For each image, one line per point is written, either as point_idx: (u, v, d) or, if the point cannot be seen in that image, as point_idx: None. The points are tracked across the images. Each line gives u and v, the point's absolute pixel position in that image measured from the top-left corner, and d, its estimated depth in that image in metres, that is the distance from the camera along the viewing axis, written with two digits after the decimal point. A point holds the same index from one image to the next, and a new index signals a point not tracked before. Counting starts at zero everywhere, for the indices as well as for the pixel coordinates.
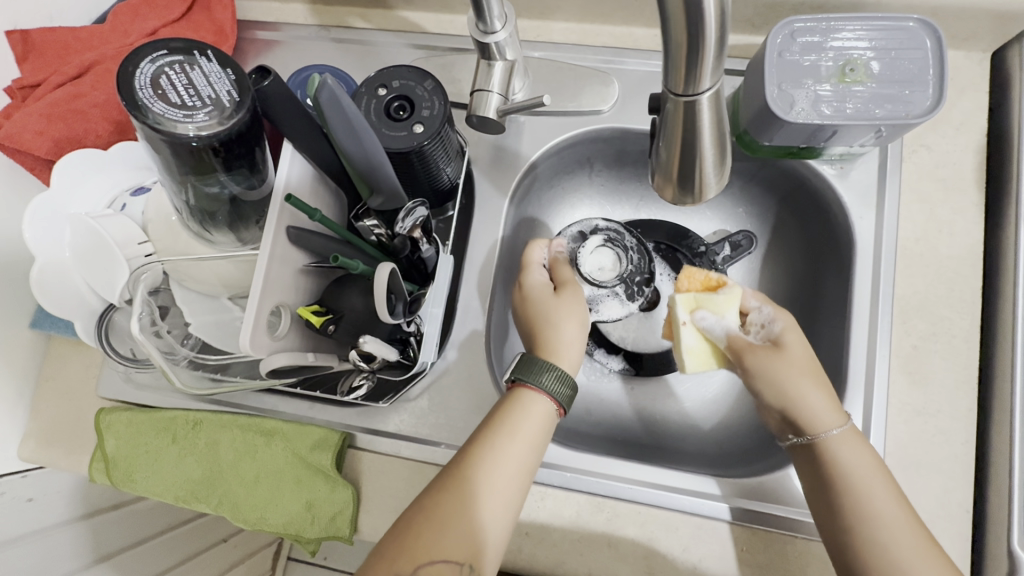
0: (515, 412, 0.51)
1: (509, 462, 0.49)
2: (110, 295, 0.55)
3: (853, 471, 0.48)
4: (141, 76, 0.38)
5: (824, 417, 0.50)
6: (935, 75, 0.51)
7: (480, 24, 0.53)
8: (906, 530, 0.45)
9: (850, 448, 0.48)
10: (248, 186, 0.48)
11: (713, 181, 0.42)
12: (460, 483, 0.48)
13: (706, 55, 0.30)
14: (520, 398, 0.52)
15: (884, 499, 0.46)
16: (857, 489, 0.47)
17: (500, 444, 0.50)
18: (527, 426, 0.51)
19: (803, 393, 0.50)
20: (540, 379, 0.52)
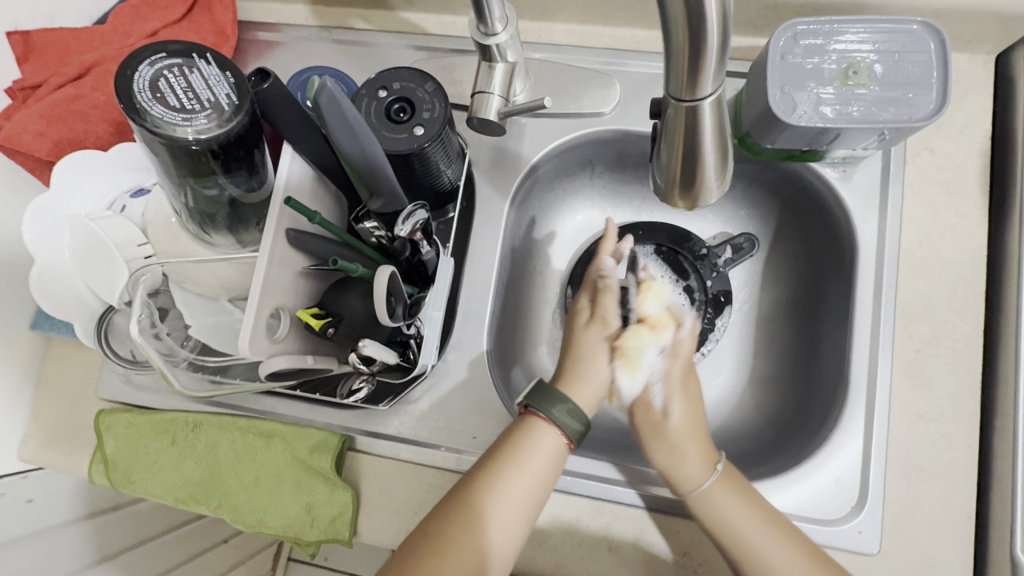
0: (523, 444, 0.52)
1: (514, 496, 0.51)
2: (109, 295, 0.55)
3: (726, 522, 0.52)
4: (140, 78, 0.38)
5: (693, 470, 0.54)
6: (939, 77, 0.51)
7: (480, 25, 0.53)
8: (792, 563, 0.50)
9: (719, 501, 0.52)
10: (248, 188, 0.48)
11: (714, 186, 0.42)
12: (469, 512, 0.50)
13: (708, 59, 0.30)
14: (537, 434, 0.53)
15: (779, 558, 0.50)
16: (749, 549, 0.51)
17: (502, 477, 0.51)
18: (534, 458, 0.52)
19: (677, 450, 0.56)
20: (552, 413, 0.53)
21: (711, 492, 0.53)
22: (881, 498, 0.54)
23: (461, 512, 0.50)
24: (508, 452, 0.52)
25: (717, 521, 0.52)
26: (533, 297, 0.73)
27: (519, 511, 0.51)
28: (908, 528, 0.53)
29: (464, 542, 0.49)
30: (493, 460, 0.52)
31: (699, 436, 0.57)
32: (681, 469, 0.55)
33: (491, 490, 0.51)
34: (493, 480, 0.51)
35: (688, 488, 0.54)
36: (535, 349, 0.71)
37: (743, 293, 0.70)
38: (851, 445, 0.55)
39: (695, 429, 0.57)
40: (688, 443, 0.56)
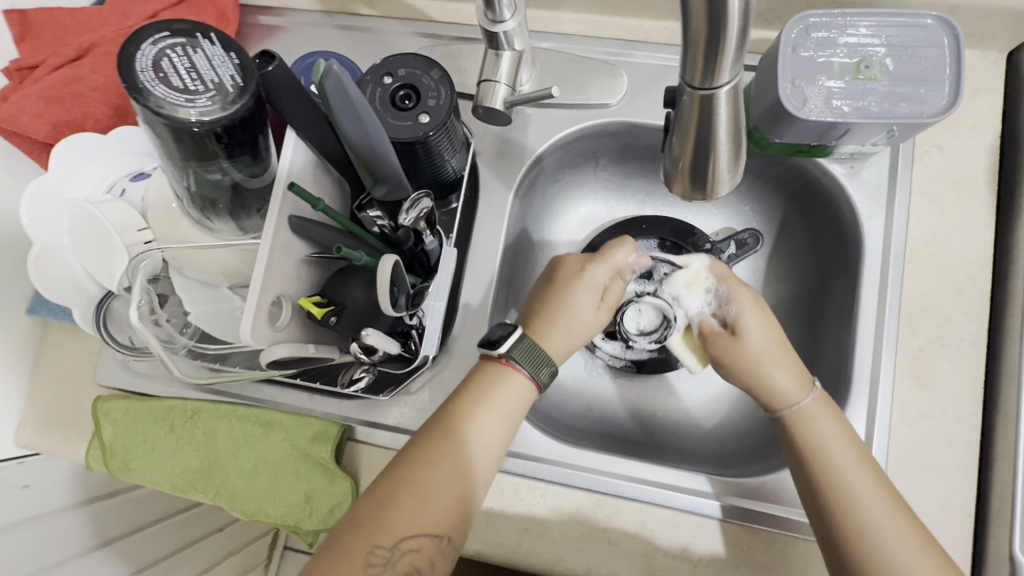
0: (488, 385, 0.52)
1: (481, 437, 0.50)
2: (108, 281, 0.54)
3: (820, 443, 0.50)
4: (142, 57, 0.37)
5: (791, 392, 0.52)
6: (952, 73, 0.50)
7: (488, 12, 0.52)
8: (876, 502, 0.47)
9: (819, 423, 0.51)
10: (250, 173, 0.47)
11: (727, 179, 0.41)
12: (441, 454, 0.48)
13: (727, 48, 0.29)
14: (502, 377, 0.52)
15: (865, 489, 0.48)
16: (836, 464, 0.49)
17: (473, 418, 0.50)
18: (503, 401, 0.51)
19: (767, 366, 0.53)
20: (537, 371, 0.53)
21: (805, 411, 0.52)
22: None
23: (431, 450, 0.49)
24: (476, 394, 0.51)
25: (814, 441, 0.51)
26: None
27: (483, 453, 0.50)
28: None
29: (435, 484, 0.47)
30: (460, 399, 0.51)
31: (790, 355, 0.54)
32: (774, 387, 0.53)
33: (461, 433, 0.50)
34: (464, 418, 0.50)
35: (782, 406, 0.53)
36: None
37: None
38: None
39: (783, 347, 0.54)
40: (769, 361, 0.53)
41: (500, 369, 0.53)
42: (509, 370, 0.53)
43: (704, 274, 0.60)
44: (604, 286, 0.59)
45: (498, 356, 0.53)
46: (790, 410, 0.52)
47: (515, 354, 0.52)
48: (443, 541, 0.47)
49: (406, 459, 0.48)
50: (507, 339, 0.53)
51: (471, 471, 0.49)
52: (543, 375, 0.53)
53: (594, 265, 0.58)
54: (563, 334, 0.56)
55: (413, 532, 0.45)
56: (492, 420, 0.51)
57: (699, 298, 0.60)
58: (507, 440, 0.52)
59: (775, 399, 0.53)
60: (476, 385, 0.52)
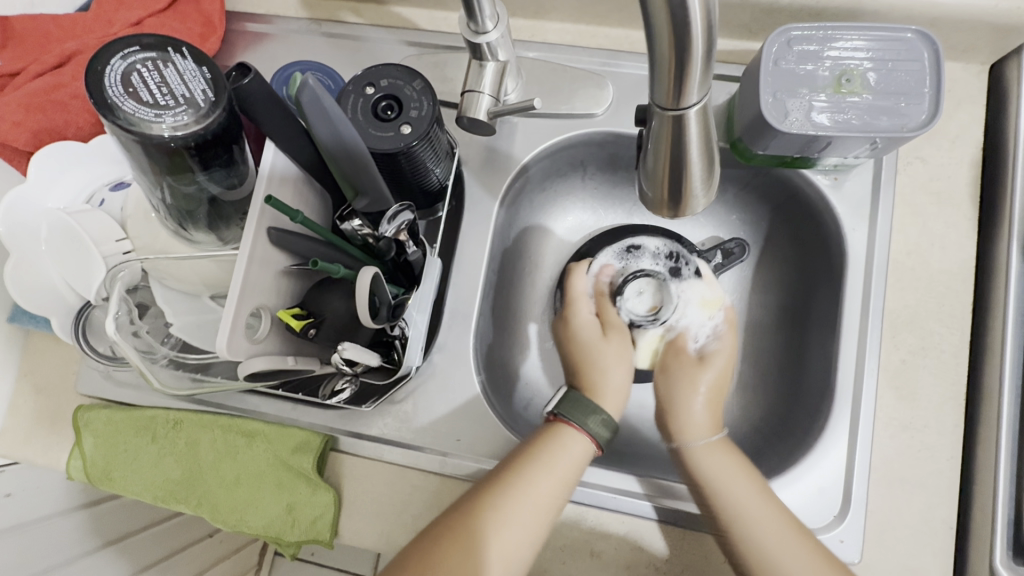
0: (547, 443, 0.52)
1: (538, 495, 0.50)
2: (87, 292, 0.53)
3: (713, 478, 0.54)
4: (111, 73, 0.37)
5: (697, 423, 0.57)
6: (932, 88, 0.51)
7: (471, 23, 0.52)
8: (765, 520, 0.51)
9: (711, 458, 0.55)
10: (228, 185, 0.47)
11: (702, 194, 0.41)
12: (486, 510, 0.49)
13: (693, 68, 0.29)
14: (559, 435, 0.53)
15: (753, 508, 0.51)
16: (725, 497, 0.52)
17: (524, 474, 0.51)
18: (562, 461, 0.52)
19: (694, 394, 0.58)
20: (586, 422, 0.54)
21: (702, 446, 0.56)
22: (863, 508, 0.54)
23: (484, 501, 0.50)
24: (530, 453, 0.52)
25: (701, 469, 0.55)
26: (521, 298, 0.72)
27: (537, 512, 0.50)
28: (889, 538, 0.53)
29: (476, 537, 0.48)
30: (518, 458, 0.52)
31: (716, 390, 0.59)
32: (688, 416, 0.58)
33: (515, 488, 0.50)
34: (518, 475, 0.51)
35: (686, 437, 0.57)
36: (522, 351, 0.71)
37: (732, 298, 0.70)
38: (835, 454, 0.55)
39: (721, 389, 0.59)
40: (703, 397, 0.58)
41: (554, 427, 0.54)
42: (566, 428, 0.54)
43: (719, 303, 0.62)
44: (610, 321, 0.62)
45: (549, 414, 0.56)
46: (689, 442, 0.56)
47: (562, 408, 0.55)
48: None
49: (461, 512, 0.49)
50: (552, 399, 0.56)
51: (518, 530, 0.49)
52: (595, 427, 0.54)
53: (590, 306, 0.63)
54: (601, 379, 0.58)
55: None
56: (551, 480, 0.51)
57: (704, 317, 0.62)
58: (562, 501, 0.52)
59: (683, 428, 0.57)
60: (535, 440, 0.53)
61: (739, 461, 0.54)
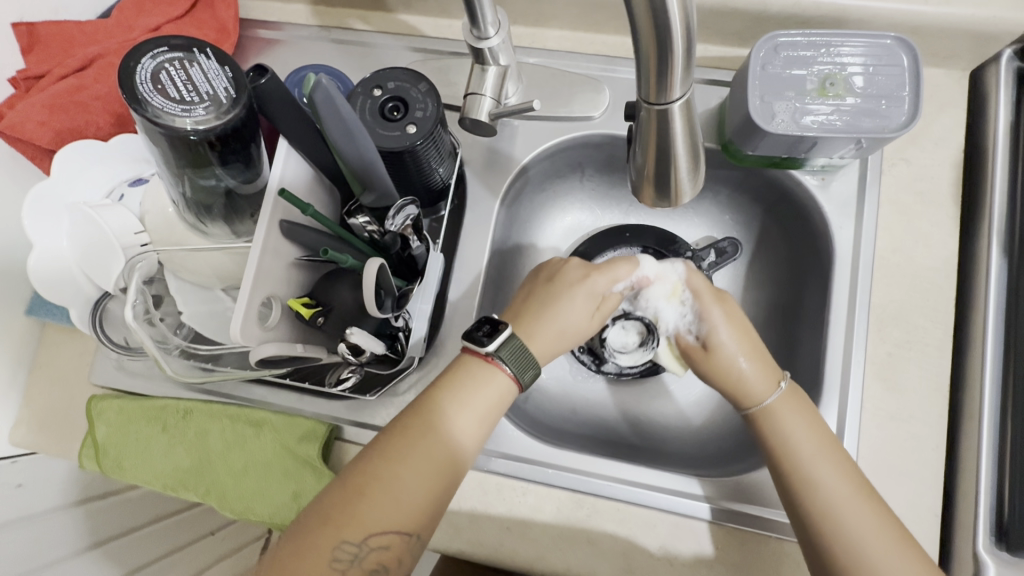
0: (467, 379, 0.53)
1: (457, 434, 0.52)
2: (105, 282, 0.56)
3: (790, 437, 0.53)
4: (142, 71, 0.40)
5: (760, 386, 0.55)
6: (912, 91, 0.53)
7: (474, 29, 0.55)
8: (842, 488, 0.50)
9: (784, 418, 0.54)
10: (245, 179, 0.50)
11: (691, 187, 0.44)
12: (406, 449, 0.49)
13: (678, 65, 0.32)
14: (481, 372, 0.53)
15: (830, 476, 0.51)
16: (807, 462, 0.52)
17: (441, 413, 0.51)
18: (475, 398, 0.52)
19: (741, 366, 0.56)
20: (523, 375, 0.54)
21: (774, 405, 0.54)
22: None
23: (405, 441, 0.50)
24: (448, 390, 0.52)
25: (780, 433, 0.53)
26: None
27: (457, 451, 0.51)
28: None
29: (397, 477, 0.48)
30: (433, 396, 0.52)
31: (760, 352, 0.57)
32: (744, 383, 0.56)
33: (430, 428, 0.51)
34: (438, 418, 0.51)
35: (753, 403, 0.55)
36: None
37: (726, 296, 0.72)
38: None
39: (755, 345, 0.57)
40: (751, 360, 0.56)
41: (483, 366, 0.53)
42: (490, 365, 0.53)
43: (681, 285, 0.60)
44: (602, 296, 0.59)
45: (484, 353, 0.53)
46: (758, 407, 0.55)
47: (503, 354, 0.53)
48: (411, 539, 0.48)
49: (381, 451, 0.50)
50: (496, 339, 0.53)
51: (437, 463, 0.50)
52: (526, 377, 0.54)
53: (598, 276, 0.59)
54: (554, 339, 0.57)
55: (381, 525, 0.47)
56: (468, 417, 0.52)
57: (676, 309, 0.60)
58: (483, 436, 0.53)
59: (744, 396, 0.56)
60: (458, 378, 0.53)
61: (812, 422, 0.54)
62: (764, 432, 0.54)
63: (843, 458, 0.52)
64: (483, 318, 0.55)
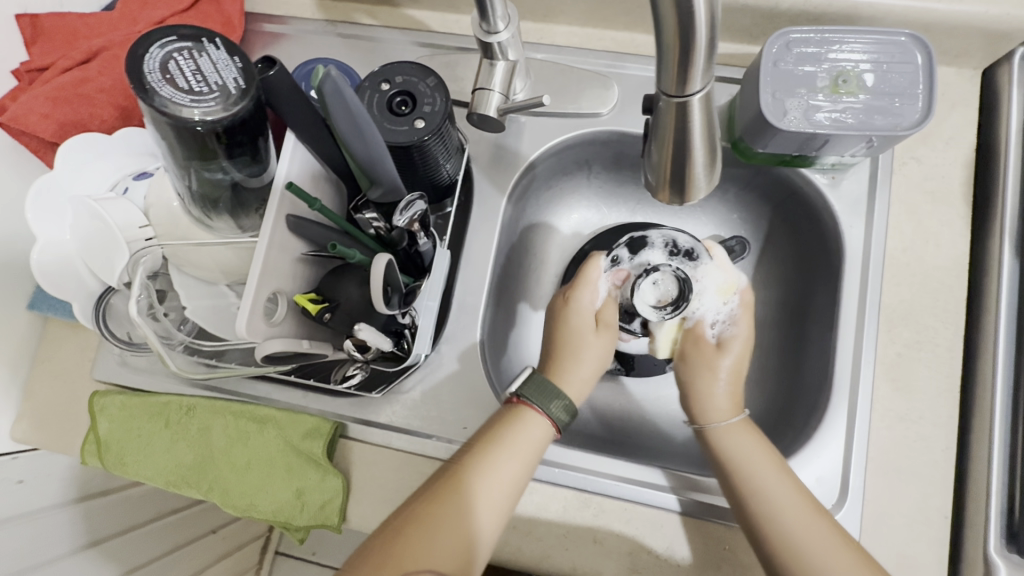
0: (506, 426, 0.53)
1: (500, 480, 0.51)
2: (109, 277, 0.55)
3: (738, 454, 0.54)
4: (150, 60, 0.39)
5: (721, 404, 0.57)
6: (925, 89, 0.53)
7: (483, 23, 0.54)
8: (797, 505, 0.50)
9: (735, 436, 0.55)
10: (251, 172, 0.49)
11: (705, 183, 0.43)
12: (454, 491, 0.49)
13: (698, 56, 0.31)
14: (519, 417, 0.54)
15: (780, 489, 0.51)
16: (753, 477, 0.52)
17: (490, 456, 0.51)
18: (523, 441, 0.52)
19: (714, 380, 0.58)
20: (548, 405, 0.55)
21: (732, 426, 0.56)
22: (860, 497, 0.55)
23: (444, 489, 0.50)
24: (494, 433, 0.53)
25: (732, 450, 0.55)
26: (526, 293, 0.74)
27: (497, 501, 0.50)
28: (885, 527, 0.54)
29: (445, 522, 0.47)
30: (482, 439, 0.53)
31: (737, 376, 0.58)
32: (709, 399, 0.58)
33: (476, 470, 0.50)
34: (476, 466, 0.51)
35: (711, 421, 0.57)
36: (527, 344, 0.72)
37: None
38: (833, 444, 0.57)
39: (738, 370, 0.59)
40: (724, 380, 0.58)
41: (517, 409, 0.55)
42: (526, 409, 0.55)
43: (732, 287, 0.61)
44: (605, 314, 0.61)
45: (510, 396, 0.56)
46: (717, 424, 0.56)
47: (526, 392, 0.55)
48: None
49: (421, 497, 0.49)
50: (517, 380, 0.56)
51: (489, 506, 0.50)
52: (556, 410, 0.55)
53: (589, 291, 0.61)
54: (572, 364, 0.59)
55: (418, 571, 0.45)
56: (509, 467, 0.51)
57: (718, 304, 0.61)
58: (520, 487, 0.52)
59: (703, 412, 0.58)
60: (501, 425, 0.53)
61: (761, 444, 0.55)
62: (716, 449, 0.56)
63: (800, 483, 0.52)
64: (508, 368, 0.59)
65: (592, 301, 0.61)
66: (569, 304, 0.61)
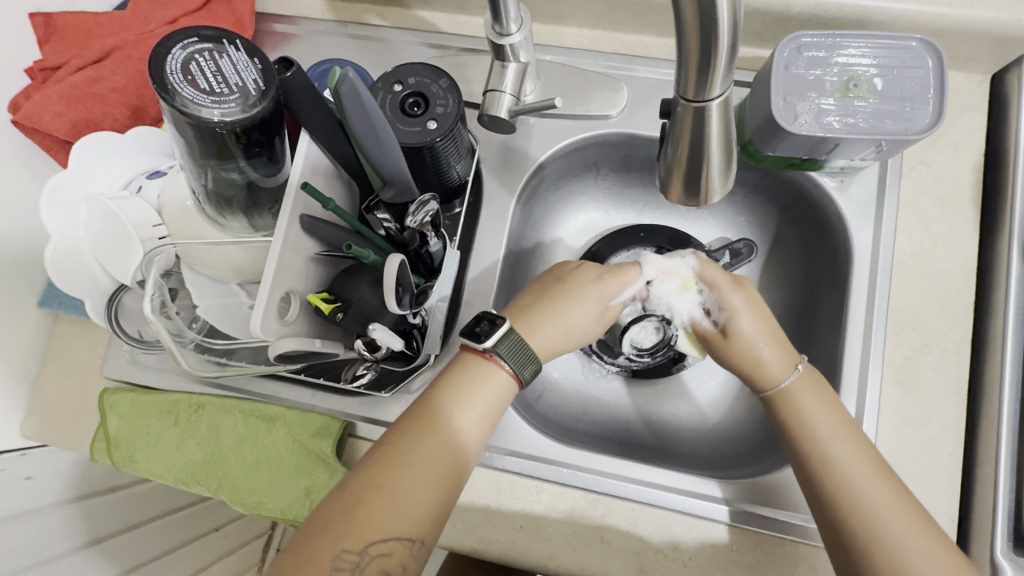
0: (467, 378, 0.52)
1: (460, 434, 0.50)
2: (122, 275, 0.56)
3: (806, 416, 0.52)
4: (172, 60, 0.39)
5: (780, 368, 0.54)
6: (936, 94, 0.53)
7: (495, 25, 0.55)
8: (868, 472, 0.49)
9: (806, 398, 0.53)
10: (266, 173, 0.49)
11: (720, 186, 0.43)
12: (412, 450, 0.48)
13: (720, 61, 0.32)
14: (480, 369, 0.52)
15: (851, 456, 0.50)
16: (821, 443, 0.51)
17: (446, 413, 0.50)
18: (479, 395, 0.51)
19: (755, 347, 0.55)
20: (522, 370, 0.53)
21: (793, 388, 0.53)
22: None
23: (404, 451, 0.48)
24: (449, 387, 0.51)
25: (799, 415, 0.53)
26: None
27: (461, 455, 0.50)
28: None
29: (404, 484, 0.46)
30: (439, 394, 0.51)
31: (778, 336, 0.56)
32: (762, 366, 0.55)
33: (433, 428, 0.49)
34: (438, 422, 0.50)
35: (772, 387, 0.54)
36: None
37: None
38: None
39: (772, 328, 0.56)
40: (765, 345, 0.55)
41: (484, 364, 0.52)
42: (490, 364, 0.52)
43: (692, 278, 0.60)
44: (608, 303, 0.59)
45: (481, 350, 0.52)
46: (777, 389, 0.54)
47: (501, 350, 0.52)
48: (414, 545, 0.46)
49: (381, 452, 0.48)
50: (493, 335, 0.52)
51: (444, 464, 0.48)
52: (526, 373, 0.53)
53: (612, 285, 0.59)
54: (558, 335, 0.56)
55: (382, 537, 0.45)
56: (471, 418, 0.51)
57: (692, 299, 0.60)
58: (483, 438, 0.52)
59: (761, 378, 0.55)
60: (458, 377, 0.52)
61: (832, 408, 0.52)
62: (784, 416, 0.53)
63: (866, 448, 0.50)
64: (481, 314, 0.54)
65: (615, 295, 0.59)
66: (598, 285, 0.58)
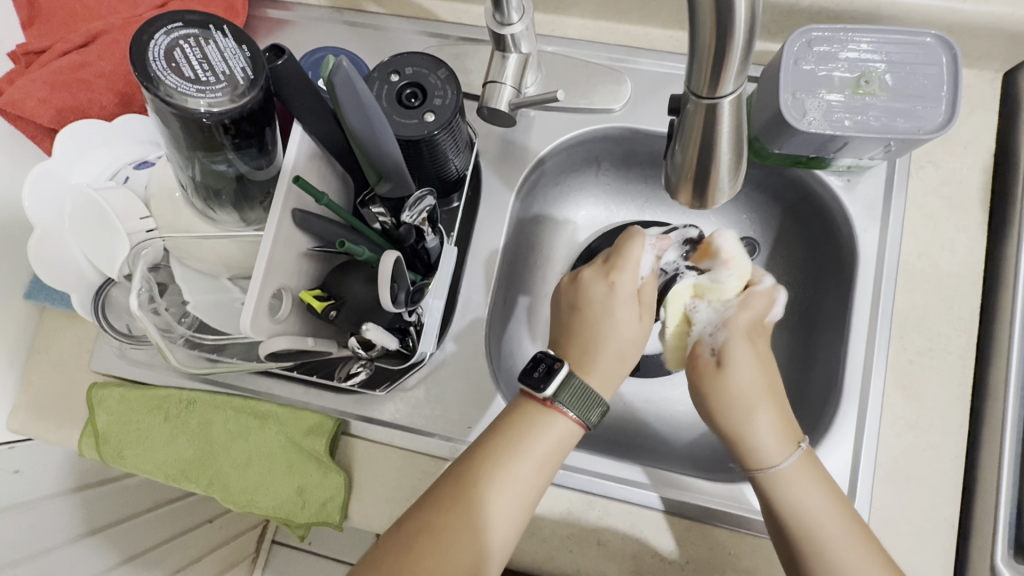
0: (527, 427, 0.49)
1: (519, 482, 0.48)
2: (109, 269, 0.54)
3: (809, 510, 0.49)
4: (155, 47, 0.38)
5: (771, 447, 0.50)
6: (949, 92, 0.51)
7: (496, 14, 0.53)
8: (853, 552, 0.47)
9: (802, 486, 0.49)
10: (256, 165, 0.48)
11: (727, 185, 0.42)
12: (472, 493, 0.47)
13: (734, 57, 0.30)
14: (534, 420, 0.50)
15: (852, 557, 0.47)
16: (823, 544, 0.48)
17: (507, 460, 0.48)
18: (544, 446, 0.49)
19: (752, 420, 0.51)
20: (586, 415, 0.50)
21: (784, 471, 0.50)
22: (867, 504, 0.54)
23: (461, 494, 0.47)
24: (515, 434, 0.49)
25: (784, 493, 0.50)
26: (532, 291, 0.73)
27: (517, 509, 0.48)
28: (892, 535, 0.54)
29: (457, 529, 0.46)
30: (502, 439, 0.49)
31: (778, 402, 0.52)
32: (759, 437, 0.50)
33: (492, 477, 0.48)
34: (489, 475, 0.48)
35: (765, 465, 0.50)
36: (531, 343, 0.71)
37: None
38: (840, 450, 0.56)
39: (779, 401, 0.52)
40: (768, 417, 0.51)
41: (545, 413, 0.50)
42: (546, 412, 0.50)
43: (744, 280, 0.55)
44: (638, 291, 0.54)
45: (543, 399, 0.50)
46: (767, 471, 0.50)
47: (563, 397, 0.49)
48: None
49: (431, 505, 0.47)
50: (552, 383, 0.49)
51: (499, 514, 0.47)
52: (591, 416, 0.51)
53: (627, 270, 0.54)
54: (615, 364, 0.52)
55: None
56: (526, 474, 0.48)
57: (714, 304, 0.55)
58: (541, 489, 0.49)
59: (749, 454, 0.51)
60: (521, 425, 0.50)
61: (832, 502, 0.49)
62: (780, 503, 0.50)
63: (864, 534, 0.48)
64: (537, 356, 0.51)
65: (634, 286, 0.54)
66: (614, 292, 0.53)
